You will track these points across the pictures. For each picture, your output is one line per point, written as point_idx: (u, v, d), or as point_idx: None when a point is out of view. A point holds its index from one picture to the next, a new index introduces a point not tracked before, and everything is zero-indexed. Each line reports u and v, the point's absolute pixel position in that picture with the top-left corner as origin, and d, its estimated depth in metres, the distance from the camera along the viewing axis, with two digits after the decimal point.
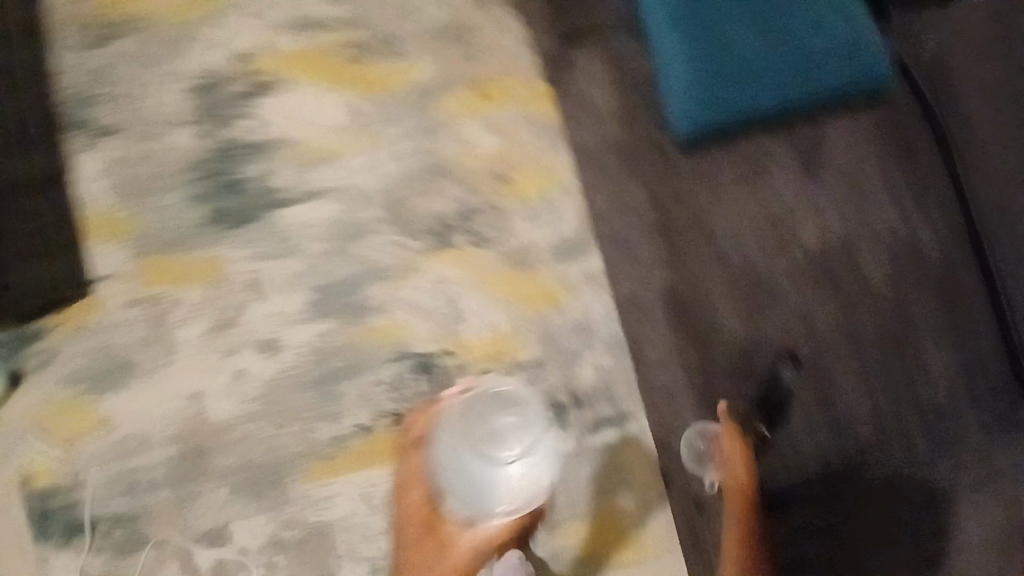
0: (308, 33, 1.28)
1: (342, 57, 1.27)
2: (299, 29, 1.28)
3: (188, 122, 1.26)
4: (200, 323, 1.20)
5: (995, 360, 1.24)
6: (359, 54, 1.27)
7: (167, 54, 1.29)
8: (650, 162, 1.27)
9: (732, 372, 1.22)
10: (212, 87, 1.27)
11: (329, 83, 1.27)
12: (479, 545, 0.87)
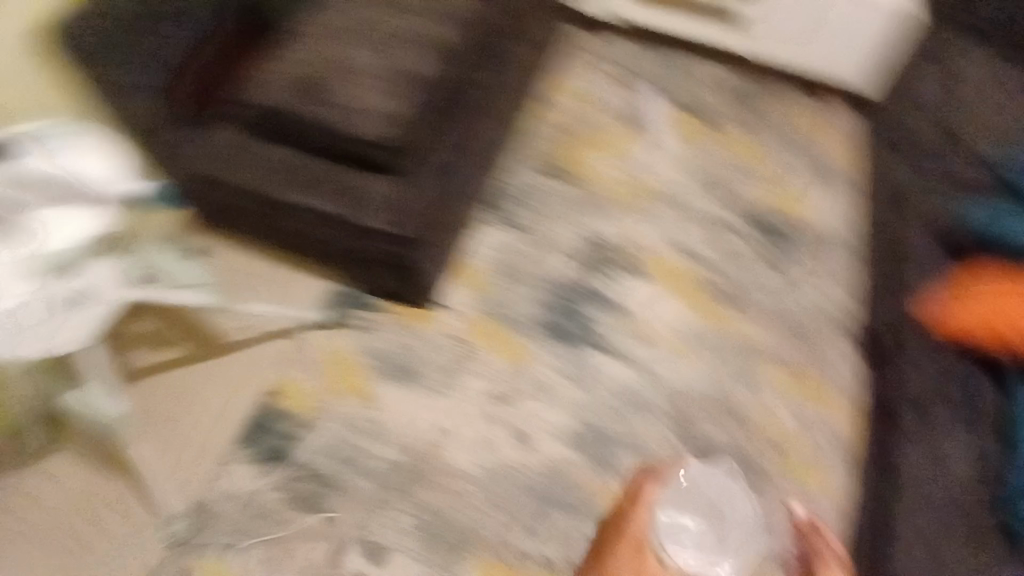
0: (688, 258, 1.60)
1: (703, 290, 1.55)
2: (685, 253, 1.60)
3: (571, 255, 1.58)
4: (483, 385, 1.41)
5: None
6: (716, 296, 1.55)
7: (585, 206, 1.65)
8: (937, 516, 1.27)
9: None
10: (602, 246, 1.59)
11: (683, 299, 1.54)
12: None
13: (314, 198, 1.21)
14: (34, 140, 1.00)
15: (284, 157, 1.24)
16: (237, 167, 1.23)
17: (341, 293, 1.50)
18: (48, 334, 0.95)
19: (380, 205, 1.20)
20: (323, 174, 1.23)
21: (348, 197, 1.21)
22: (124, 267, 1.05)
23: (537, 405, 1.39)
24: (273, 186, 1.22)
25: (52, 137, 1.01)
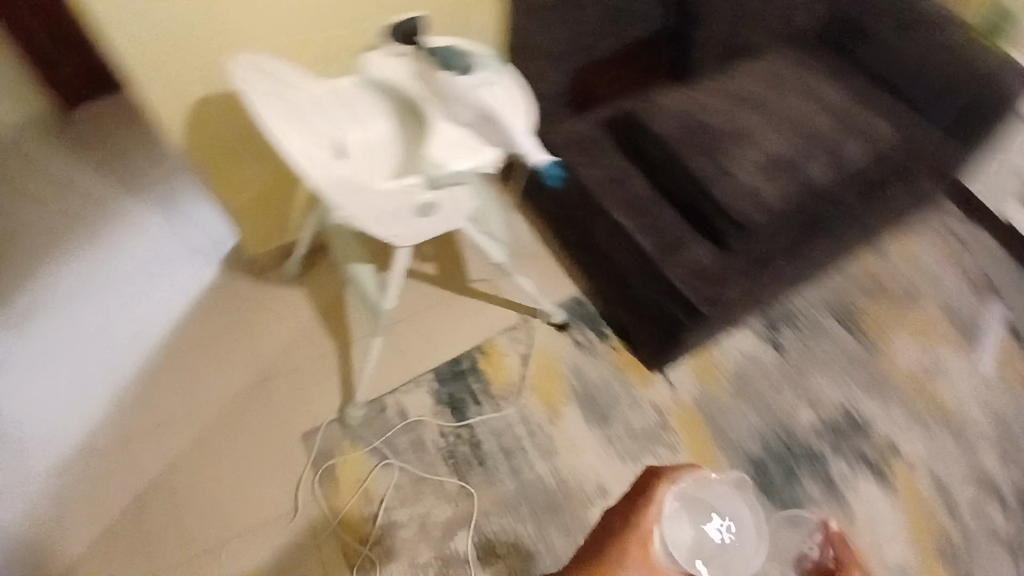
0: (943, 499, 1.34)
1: (943, 544, 1.29)
2: (943, 490, 1.34)
3: (819, 413, 1.41)
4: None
5: None
6: (956, 560, 1.27)
7: (860, 376, 1.46)
8: None
9: None
10: (856, 423, 1.40)
11: (913, 536, 1.29)
12: None
13: (637, 224, 1.22)
14: (479, 70, 0.93)
15: (636, 180, 1.28)
16: (592, 162, 1.30)
17: (584, 306, 1.50)
18: (384, 226, 0.98)
19: (688, 266, 1.17)
20: (658, 210, 1.24)
21: (664, 242, 1.20)
22: (472, 204, 1.04)
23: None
24: (612, 194, 1.26)
25: (495, 76, 0.94)
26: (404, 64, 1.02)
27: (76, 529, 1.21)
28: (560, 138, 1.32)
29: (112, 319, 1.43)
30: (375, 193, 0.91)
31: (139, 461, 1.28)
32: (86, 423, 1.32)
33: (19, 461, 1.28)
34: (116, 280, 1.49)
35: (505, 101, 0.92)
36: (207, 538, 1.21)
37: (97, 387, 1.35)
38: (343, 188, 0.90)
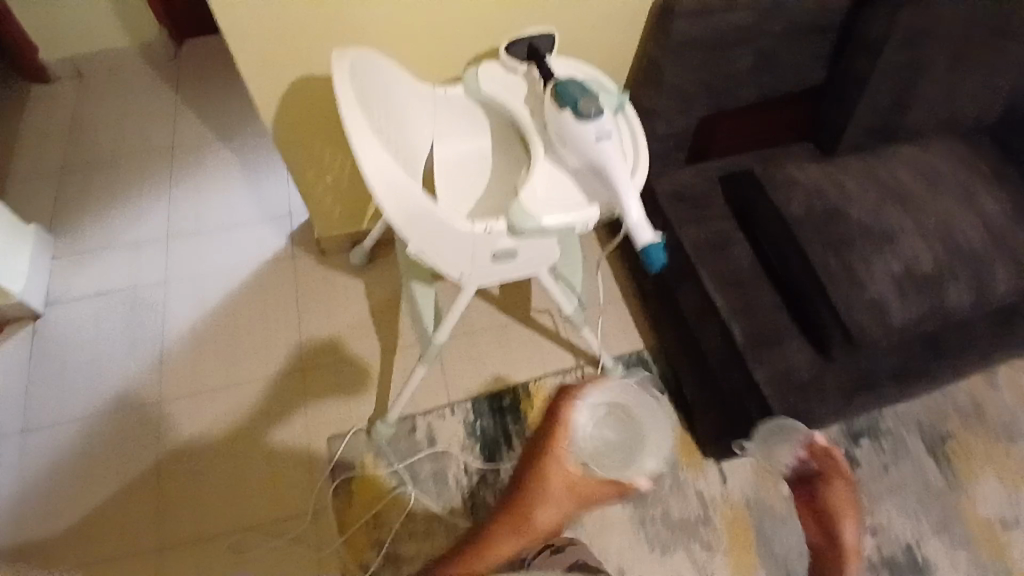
0: None
1: None
2: None
3: (877, 546, 1.26)
4: (686, 568, 1.21)
5: None
6: None
7: (938, 516, 1.29)
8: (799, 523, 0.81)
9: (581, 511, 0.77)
10: (916, 563, 1.25)
11: None
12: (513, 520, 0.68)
13: (730, 303, 1.08)
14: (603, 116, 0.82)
15: (740, 250, 1.12)
16: (696, 221, 1.15)
17: (646, 366, 1.37)
18: (454, 264, 0.85)
19: (778, 367, 1.02)
20: (758, 292, 1.08)
21: (757, 332, 1.05)
22: (557, 253, 0.93)
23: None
24: (710, 262, 1.11)
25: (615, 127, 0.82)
26: (517, 88, 0.96)
27: (98, 482, 1.18)
28: (665, 187, 1.18)
29: (174, 270, 1.39)
30: (455, 230, 0.80)
31: (171, 424, 1.24)
32: (130, 373, 1.28)
33: (56, 397, 1.24)
34: (185, 230, 1.43)
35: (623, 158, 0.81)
36: (217, 526, 1.15)
37: (147, 338, 1.32)
38: (422, 216, 0.76)
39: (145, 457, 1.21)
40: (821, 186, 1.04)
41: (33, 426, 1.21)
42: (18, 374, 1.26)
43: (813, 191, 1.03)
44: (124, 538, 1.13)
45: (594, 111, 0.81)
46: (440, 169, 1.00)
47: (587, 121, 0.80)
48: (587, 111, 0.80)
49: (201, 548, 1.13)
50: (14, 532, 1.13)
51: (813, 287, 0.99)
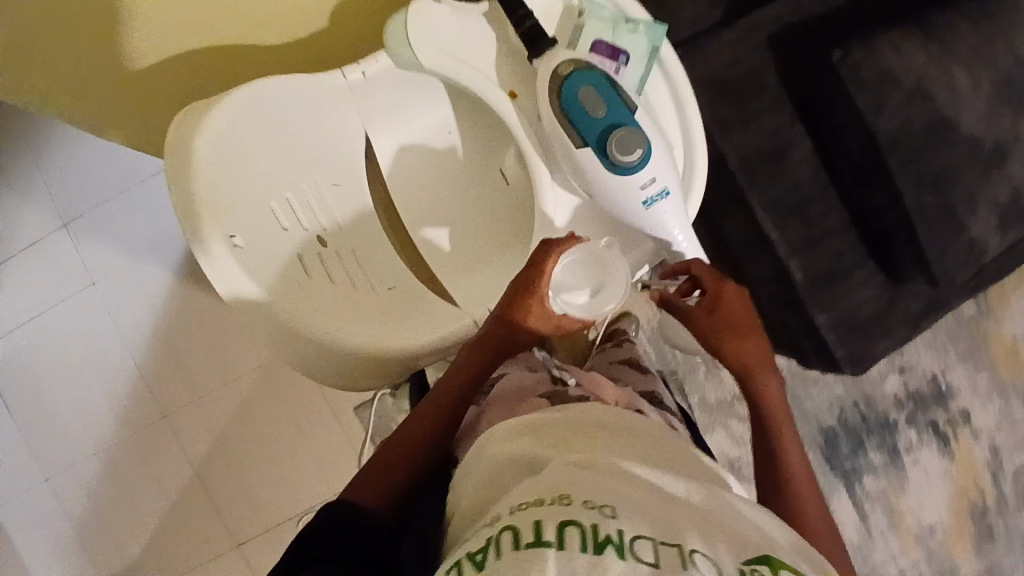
0: (1009, 474, 1.30)
1: (993, 515, 1.29)
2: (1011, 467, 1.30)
3: (907, 384, 1.30)
4: (726, 444, 1.25)
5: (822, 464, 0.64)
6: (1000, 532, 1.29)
7: (966, 345, 1.31)
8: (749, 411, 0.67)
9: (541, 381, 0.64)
10: (939, 392, 1.30)
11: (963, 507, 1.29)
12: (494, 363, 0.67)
13: (789, 239, 0.89)
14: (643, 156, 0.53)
15: (798, 157, 0.88)
16: (741, 124, 0.86)
17: None
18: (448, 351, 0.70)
19: (842, 308, 0.91)
20: (822, 214, 0.89)
21: (821, 270, 0.90)
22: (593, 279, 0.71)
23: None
24: (764, 186, 0.88)
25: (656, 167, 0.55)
26: (478, 45, 0.64)
27: (148, 502, 1.15)
28: (693, 73, 0.85)
29: (97, 265, 1.14)
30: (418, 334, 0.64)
31: (187, 433, 1.15)
32: (118, 394, 1.15)
33: (57, 437, 1.14)
34: (83, 211, 1.13)
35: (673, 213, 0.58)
36: (283, 512, 1.15)
37: (114, 352, 1.15)
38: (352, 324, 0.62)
39: (180, 467, 1.15)
40: (924, 78, 0.82)
41: (53, 471, 1.14)
42: (7, 426, 1.14)
43: (911, 92, 0.82)
44: (199, 541, 1.15)
45: (641, 153, 0.52)
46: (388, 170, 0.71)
47: (631, 171, 0.53)
48: (631, 155, 0.52)
49: (277, 531, 1.15)
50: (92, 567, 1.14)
51: (897, 224, 0.88)
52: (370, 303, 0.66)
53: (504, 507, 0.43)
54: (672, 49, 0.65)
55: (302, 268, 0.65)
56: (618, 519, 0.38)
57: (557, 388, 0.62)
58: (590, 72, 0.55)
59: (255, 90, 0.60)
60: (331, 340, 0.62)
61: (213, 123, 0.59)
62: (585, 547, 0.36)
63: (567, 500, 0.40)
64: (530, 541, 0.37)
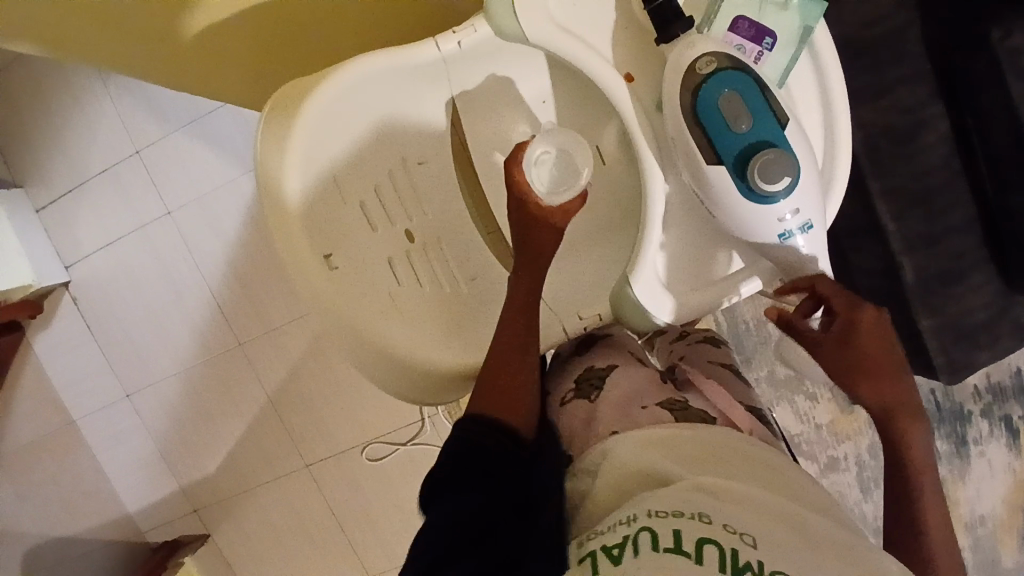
0: None
1: None
2: None
3: (988, 376, 1.23)
4: (789, 419, 1.22)
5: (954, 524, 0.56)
6: None
7: None
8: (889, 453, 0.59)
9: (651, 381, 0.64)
10: (1021, 386, 1.23)
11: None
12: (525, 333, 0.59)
13: (904, 233, 0.82)
14: (787, 188, 0.47)
15: (932, 138, 0.80)
16: (870, 96, 0.79)
17: None
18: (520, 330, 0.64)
19: (950, 315, 0.85)
20: (948, 206, 0.82)
21: (933, 270, 0.83)
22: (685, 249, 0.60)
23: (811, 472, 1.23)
24: (886, 171, 0.80)
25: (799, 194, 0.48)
26: (594, 14, 0.55)
27: (224, 424, 1.21)
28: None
29: (172, 195, 1.13)
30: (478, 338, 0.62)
31: (259, 363, 1.18)
32: (194, 321, 1.17)
33: (139, 358, 1.20)
34: (155, 138, 1.12)
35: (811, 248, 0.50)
36: (350, 440, 1.19)
37: (189, 282, 1.16)
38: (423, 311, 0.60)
39: (253, 394, 1.19)
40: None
41: (134, 390, 1.21)
42: (90, 347, 1.20)
43: None
44: (271, 464, 1.21)
45: (788, 181, 0.46)
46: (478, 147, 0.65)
47: (771, 201, 0.47)
48: (776, 183, 0.46)
49: (344, 458, 1.20)
50: (174, 477, 1.23)
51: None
52: (443, 313, 0.62)
53: (641, 506, 0.46)
54: (828, 31, 0.54)
55: (391, 269, 0.61)
56: (759, 550, 0.41)
57: (676, 401, 0.60)
58: (735, 72, 0.48)
59: (350, 72, 0.55)
60: (414, 362, 0.57)
61: (305, 118, 0.54)
62: (724, 567, 0.40)
63: (707, 519, 0.44)
64: (670, 548, 0.42)
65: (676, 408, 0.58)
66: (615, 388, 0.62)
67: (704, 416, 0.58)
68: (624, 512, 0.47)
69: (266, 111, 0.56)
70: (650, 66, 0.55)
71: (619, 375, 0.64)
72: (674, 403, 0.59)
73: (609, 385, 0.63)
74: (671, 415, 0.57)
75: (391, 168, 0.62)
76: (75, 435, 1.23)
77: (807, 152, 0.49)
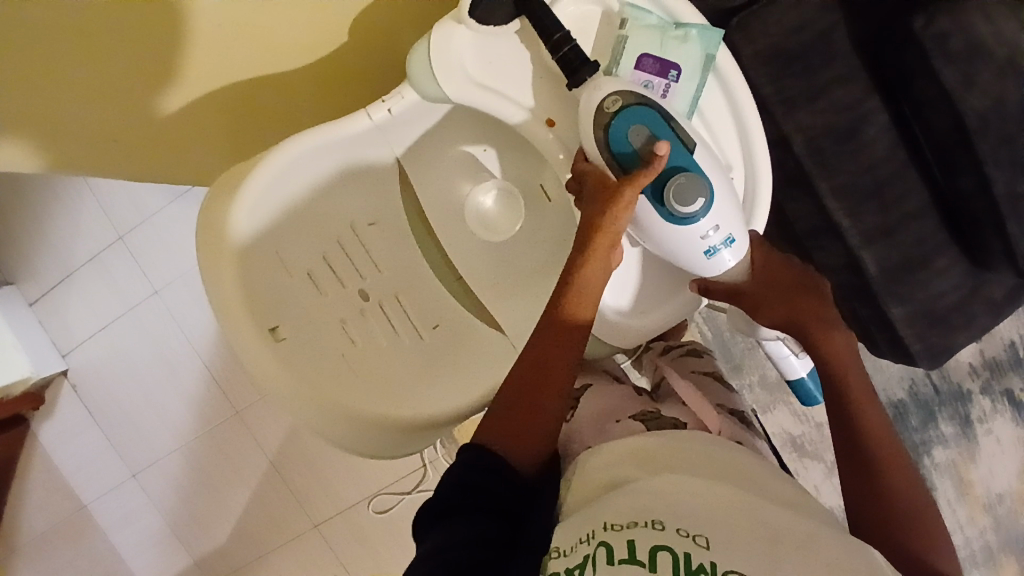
0: None
1: None
2: None
3: (985, 350, 1.16)
4: (788, 421, 1.15)
5: (921, 499, 0.57)
6: None
7: None
8: (847, 424, 0.60)
9: (625, 394, 0.68)
10: (1018, 358, 1.16)
11: None
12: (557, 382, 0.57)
13: (862, 227, 0.81)
14: (706, 206, 0.52)
15: (872, 131, 0.78)
16: (807, 97, 0.77)
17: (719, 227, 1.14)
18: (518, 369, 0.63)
19: (919, 300, 0.85)
20: (898, 195, 0.80)
21: (897, 260, 0.83)
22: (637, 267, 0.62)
23: (817, 473, 1.15)
24: (834, 169, 0.79)
25: (721, 213, 0.53)
26: (511, 70, 0.59)
27: (230, 492, 1.23)
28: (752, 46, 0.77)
29: (156, 274, 1.17)
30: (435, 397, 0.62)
31: (258, 427, 1.20)
32: (191, 393, 1.20)
33: (141, 435, 1.22)
34: (136, 224, 1.16)
35: (742, 258, 0.56)
36: (355, 494, 1.20)
37: (183, 358, 1.19)
38: (378, 375, 0.63)
39: (255, 460, 1.21)
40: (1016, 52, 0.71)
41: (139, 469, 1.23)
42: (94, 430, 1.23)
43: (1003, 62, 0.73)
44: (282, 526, 1.23)
45: (702, 202, 0.52)
46: (429, 200, 0.68)
47: (691, 221, 0.53)
48: (691, 205, 0.52)
49: (350, 513, 1.21)
50: (188, 550, 1.25)
51: (984, 213, 0.79)
52: (402, 371, 0.64)
53: (596, 522, 0.47)
54: (731, 54, 0.57)
55: (344, 328, 0.65)
56: (711, 551, 0.43)
57: (649, 411, 0.65)
58: (640, 107, 0.53)
59: (290, 150, 0.59)
60: (377, 412, 0.60)
61: (247, 193, 0.59)
62: (677, 570, 0.42)
63: (660, 526, 0.45)
64: (625, 558, 0.43)
65: (653, 421, 0.63)
66: (595, 404, 0.66)
67: (676, 422, 0.63)
68: (580, 530, 0.47)
69: (209, 192, 0.61)
70: (566, 110, 0.59)
71: (594, 391, 0.68)
72: (648, 415, 0.64)
73: (588, 402, 0.67)
74: (643, 425, 0.62)
75: (339, 235, 0.66)
76: (86, 520, 1.26)
77: (719, 175, 0.54)
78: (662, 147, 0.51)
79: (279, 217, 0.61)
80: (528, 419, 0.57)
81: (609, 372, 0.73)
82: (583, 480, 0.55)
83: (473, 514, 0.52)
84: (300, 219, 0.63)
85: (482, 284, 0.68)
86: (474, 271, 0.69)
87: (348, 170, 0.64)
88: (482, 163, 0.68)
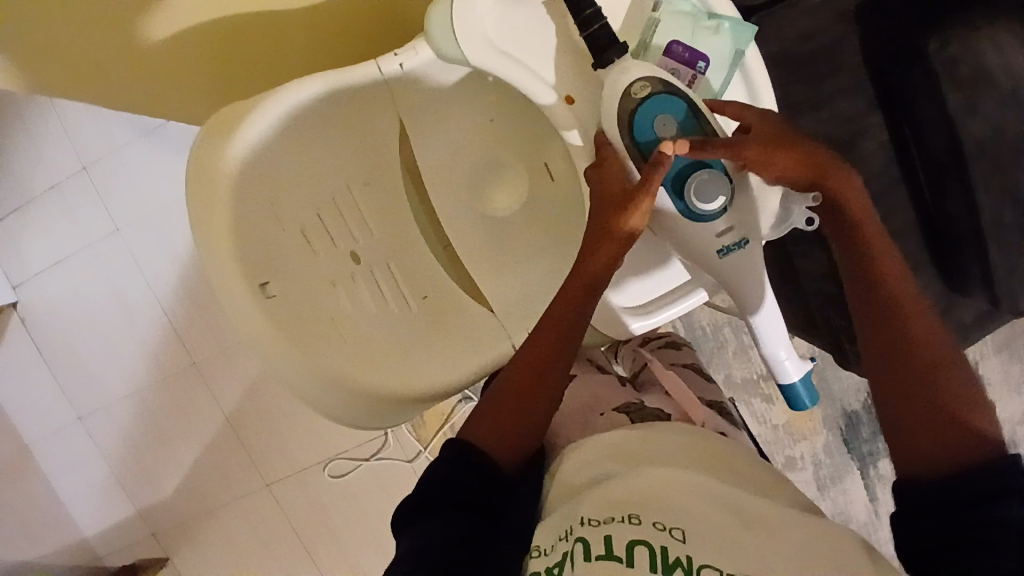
0: None
1: None
2: None
3: None
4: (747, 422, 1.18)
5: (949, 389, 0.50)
6: None
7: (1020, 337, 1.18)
8: (873, 317, 0.54)
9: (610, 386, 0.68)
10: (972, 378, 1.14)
11: None
12: (540, 380, 0.57)
13: None
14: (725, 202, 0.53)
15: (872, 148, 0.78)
16: (812, 107, 0.78)
17: None
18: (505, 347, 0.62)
19: None
20: (891, 212, 0.81)
21: None
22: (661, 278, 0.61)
23: None
24: None
25: (736, 213, 0.53)
26: (534, 40, 0.56)
27: (182, 444, 1.19)
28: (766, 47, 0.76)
29: (120, 212, 1.11)
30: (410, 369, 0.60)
31: (216, 381, 1.15)
32: (149, 340, 1.15)
33: (91, 378, 1.17)
34: (102, 156, 1.09)
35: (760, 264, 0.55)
36: (311, 456, 1.18)
37: (143, 304, 1.14)
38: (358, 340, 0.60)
39: (210, 414, 1.17)
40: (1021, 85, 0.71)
41: (86, 413, 1.18)
42: (40, 370, 1.17)
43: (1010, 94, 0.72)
44: (233, 483, 1.19)
45: (721, 201, 0.52)
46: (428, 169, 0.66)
47: (707, 218, 0.53)
48: (711, 202, 0.52)
49: (305, 476, 1.18)
50: (133, 500, 1.21)
51: (970, 239, 0.79)
52: (384, 343, 0.61)
53: (574, 517, 0.46)
54: (757, 52, 0.56)
55: (334, 291, 0.62)
56: (687, 544, 0.43)
57: (632, 402, 0.65)
58: (670, 97, 0.52)
59: (289, 95, 0.56)
60: (361, 383, 0.58)
61: (241, 138, 0.55)
62: (655, 566, 0.41)
63: (637, 520, 0.44)
64: (602, 555, 0.42)
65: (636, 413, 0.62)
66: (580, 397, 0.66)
67: (659, 413, 0.63)
68: (558, 528, 0.47)
69: (200, 133, 0.57)
70: (585, 89, 0.56)
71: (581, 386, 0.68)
72: (630, 406, 0.64)
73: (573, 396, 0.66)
74: (627, 418, 0.61)
75: (334, 194, 0.63)
76: (28, 461, 1.20)
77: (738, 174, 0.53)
78: (669, 146, 0.50)
79: (272, 168, 0.58)
80: (510, 418, 0.56)
81: (599, 365, 0.72)
82: (567, 476, 0.54)
83: (453, 508, 0.51)
84: (294, 171, 0.60)
85: (476, 260, 0.67)
86: (463, 242, 0.67)
87: (349, 124, 0.61)
88: (489, 131, 0.67)
